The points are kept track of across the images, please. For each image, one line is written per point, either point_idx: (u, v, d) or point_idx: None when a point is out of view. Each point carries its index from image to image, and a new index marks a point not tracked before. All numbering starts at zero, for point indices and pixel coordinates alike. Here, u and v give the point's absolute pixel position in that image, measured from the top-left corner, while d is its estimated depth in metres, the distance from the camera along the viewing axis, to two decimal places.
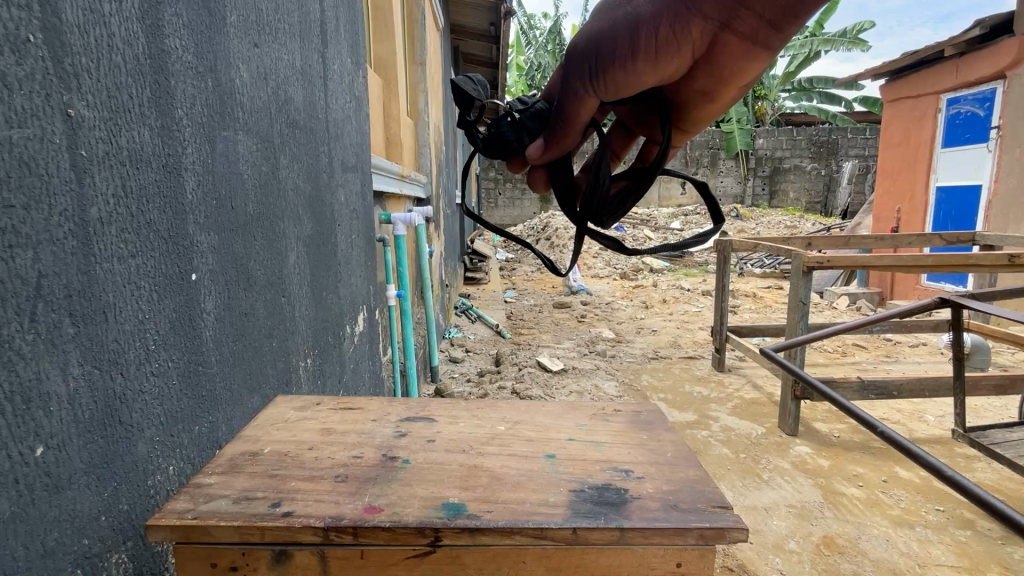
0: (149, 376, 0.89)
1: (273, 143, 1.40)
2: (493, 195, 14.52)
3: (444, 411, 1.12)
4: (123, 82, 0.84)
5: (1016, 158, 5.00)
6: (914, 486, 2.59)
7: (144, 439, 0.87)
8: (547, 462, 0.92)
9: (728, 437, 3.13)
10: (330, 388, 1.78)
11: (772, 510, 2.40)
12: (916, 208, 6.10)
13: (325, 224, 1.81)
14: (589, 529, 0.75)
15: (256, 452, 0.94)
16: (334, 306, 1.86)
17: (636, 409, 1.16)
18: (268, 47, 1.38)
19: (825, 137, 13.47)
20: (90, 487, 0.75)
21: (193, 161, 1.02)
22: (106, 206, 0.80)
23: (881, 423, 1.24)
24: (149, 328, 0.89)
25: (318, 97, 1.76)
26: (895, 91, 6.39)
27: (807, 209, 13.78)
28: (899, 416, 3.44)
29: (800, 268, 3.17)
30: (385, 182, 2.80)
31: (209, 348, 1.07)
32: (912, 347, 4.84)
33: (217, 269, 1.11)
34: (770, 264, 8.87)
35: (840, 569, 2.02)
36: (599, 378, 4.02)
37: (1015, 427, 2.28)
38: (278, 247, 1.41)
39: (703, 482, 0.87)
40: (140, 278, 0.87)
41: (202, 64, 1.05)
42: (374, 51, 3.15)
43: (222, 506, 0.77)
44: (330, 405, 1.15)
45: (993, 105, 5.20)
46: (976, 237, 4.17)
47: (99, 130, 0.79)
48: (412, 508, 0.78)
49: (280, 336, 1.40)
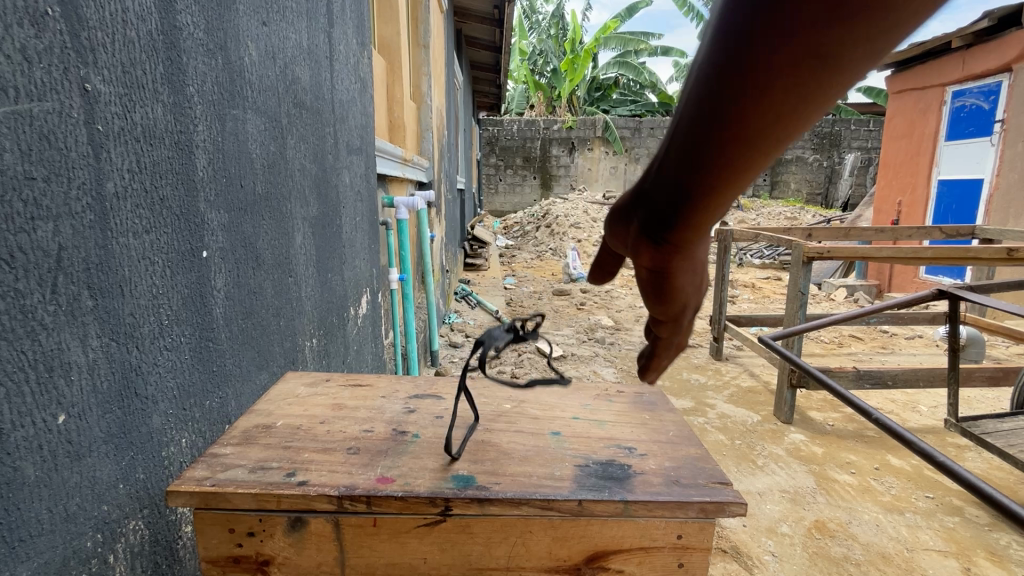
0: (163, 350, 0.90)
1: (280, 123, 1.40)
2: (493, 181, 14.45)
3: (451, 389, 1.15)
4: (137, 58, 0.84)
5: (1019, 152, 4.94)
6: (905, 473, 2.64)
7: (158, 412, 0.89)
8: (552, 438, 0.94)
9: (724, 424, 3.17)
10: (335, 368, 1.80)
11: (767, 494, 2.45)
12: (917, 200, 6.13)
13: (331, 206, 1.82)
14: (594, 501, 0.77)
15: (269, 425, 0.96)
16: (339, 288, 1.87)
17: (639, 391, 1.18)
18: (277, 25, 1.37)
19: (828, 128, 13.39)
20: (109, 455, 0.78)
21: (203, 139, 1.03)
22: (122, 180, 0.81)
23: (877, 411, 1.28)
24: (163, 304, 0.90)
25: (324, 77, 1.76)
26: (903, 83, 6.35)
27: (808, 200, 13.88)
28: (892, 406, 3.49)
29: (801, 259, 3.17)
30: (388, 165, 2.79)
31: (220, 325, 1.08)
32: (908, 339, 4.88)
33: (227, 246, 1.12)
34: (769, 256, 8.89)
35: (831, 552, 2.07)
36: (597, 364, 4.06)
37: (1007, 417, 2.31)
38: (285, 228, 1.42)
39: (704, 460, 0.90)
40: (154, 254, 0.88)
41: (212, 41, 1.05)
42: (379, 33, 3.11)
43: (239, 474, 0.79)
44: (338, 381, 1.18)
45: (998, 98, 5.14)
46: (975, 231, 4.18)
47: (114, 105, 0.79)
48: (424, 479, 0.80)
49: (287, 315, 1.42)
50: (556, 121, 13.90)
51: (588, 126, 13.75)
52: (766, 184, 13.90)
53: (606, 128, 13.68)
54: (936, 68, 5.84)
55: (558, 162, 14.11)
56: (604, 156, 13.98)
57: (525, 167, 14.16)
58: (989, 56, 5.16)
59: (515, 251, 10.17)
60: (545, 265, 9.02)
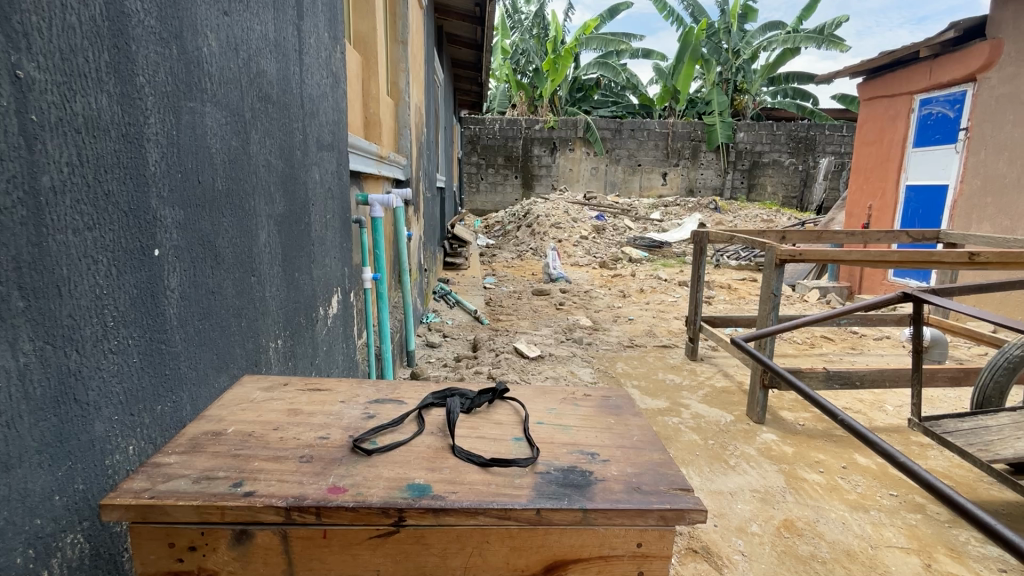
0: (107, 353, 0.85)
1: (243, 118, 1.35)
2: (475, 180, 14.37)
3: (414, 393, 1.13)
4: (78, 45, 0.79)
5: (981, 160, 5.10)
6: (870, 472, 2.70)
7: (102, 418, 0.84)
8: (514, 444, 0.93)
9: (698, 424, 3.21)
10: (302, 370, 1.75)
11: (737, 494, 2.48)
12: (886, 205, 6.31)
13: (299, 203, 1.76)
14: (552, 510, 0.76)
15: (219, 432, 0.94)
16: (307, 287, 1.82)
17: (605, 394, 1.18)
18: (240, 15, 1.32)
19: (803, 133, 13.71)
20: (42, 466, 0.73)
21: (155, 131, 0.98)
22: (59, 174, 0.76)
23: (842, 412, 1.29)
24: (108, 305, 0.85)
25: (292, 71, 1.71)
26: (875, 90, 6.52)
27: (783, 204, 14.22)
28: (860, 405, 3.57)
29: (773, 261, 3.22)
30: (362, 162, 2.73)
31: (174, 327, 1.03)
32: (876, 339, 5.02)
33: (183, 244, 1.07)
34: (745, 257, 9.05)
35: (798, 550, 2.10)
36: (574, 364, 4.06)
37: (967, 416, 2.38)
38: (247, 225, 1.37)
39: (666, 465, 0.89)
40: (97, 251, 0.83)
41: (166, 30, 1.00)
42: (354, 26, 3.05)
43: (181, 486, 0.77)
44: (297, 387, 1.16)
45: (963, 107, 5.31)
46: (940, 235, 4.30)
47: (51, 94, 0.75)
48: (377, 488, 0.78)
49: (249, 316, 1.37)
50: (538, 121, 13.90)
51: (570, 127, 13.80)
52: (743, 187, 14.16)
53: (587, 128, 13.74)
54: (906, 77, 6.00)
55: (539, 161, 14.12)
56: (586, 157, 14.04)
57: (507, 166, 14.13)
58: (955, 66, 5.31)
59: (496, 251, 10.14)
60: (525, 265, 9.02)
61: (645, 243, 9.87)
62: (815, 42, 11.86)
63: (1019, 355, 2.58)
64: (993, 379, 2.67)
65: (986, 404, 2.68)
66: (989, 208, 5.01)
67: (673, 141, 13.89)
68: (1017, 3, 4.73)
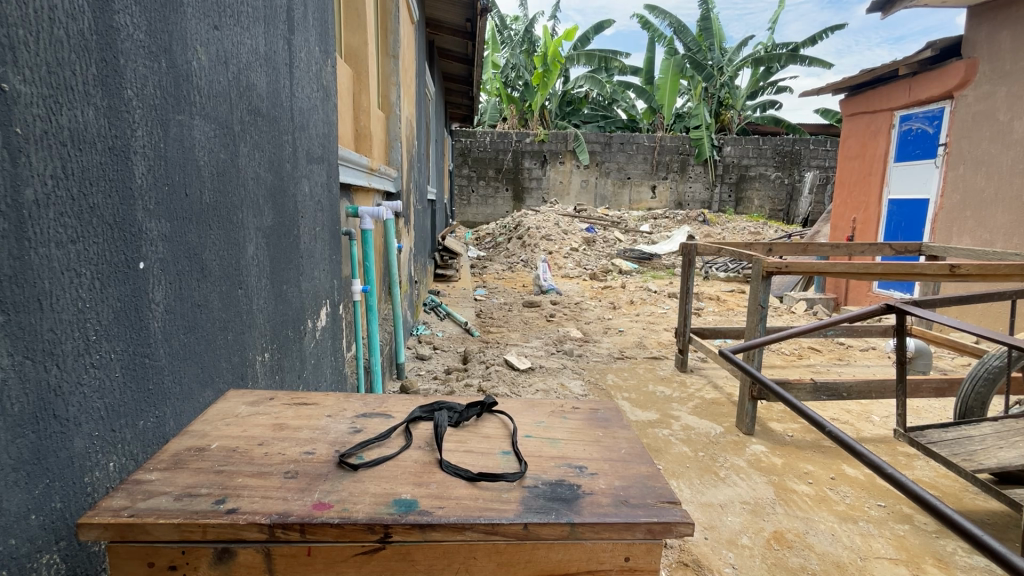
0: (88, 368, 0.83)
1: (232, 130, 1.35)
2: (465, 192, 14.43)
3: (402, 407, 1.13)
4: (65, 58, 0.79)
5: (959, 175, 5.21)
6: (859, 483, 2.72)
7: (81, 434, 0.82)
8: (502, 457, 0.93)
9: (688, 436, 3.21)
10: (290, 383, 1.74)
11: (727, 506, 2.48)
12: (870, 217, 6.44)
13: (287, 215, 1.75)
14: (540, 524, 0.76)
15: (202, 448, 0.92)
16: (295, 299, 1.81)
17: (594, 407, 1.18)
18: (229, 29, 1.33)
19: (789, 147, 14.03)
20: (18, 484, 0.71)
21: (143, 145, 0.97)
22: (43, 186, 0.75)
23: (829, 423, 1.30)
24: (90, 318, 0.84)
25: (283, 85, 1.72)
26: (859, 105, 6.70)
27: (771, 216, 14.47)
28: (848, 416, 3.61)
29: (760, 273, 3.24)
30: (352, 174, 2.72)
31: (158, 341, 1.01)
32: (863, 351, 5.08)
33: (168, 257, 1.05)
34: (734, 269, 9.16)
35: (788, 562, 2.10)
36: (565, 376, 4.05)
37: (950, 426, 2.41)
38: (234, 238, 1.35)
39: (654, 478, 0.90)
40: (80, 264, 0.82)
41: (155, 43, 1.01)
42: (346, 42, 3.08)
43: (162, 504, 0.76)
44: (283, 401, 1.15)
45: (941, 123, 5.44)
46: (923, 247, 4.38)
47: (37, 107, 0.75)
48: (363, 504, 0.78)
49: (235, 329, 1.35)
50: (528, 134, 14.02)
51: (560, 140, 13.92)
52: (731, 200, 14.40)
53: (577, 141, 13.84)
54: (888, 93, 6.16)
55: (530, 173, 14.22)
56: (576, 170, 14.15)
57: (498, 179, 14.20)
58: (933, 84, 5.45)
59: (487, 263, 10.14)
60: (516, 277, 9.03)
61: (635, 255, 9.94)
62: (796, 59, 12.23)
63: (999, 365, 2.61)
64: (974, 389, 2.71)
65: (968, 414, 2.72)
66: (969, 221, 5.10)
67: (660, 155, 14.10)
68: (991, 23, 4.90)
